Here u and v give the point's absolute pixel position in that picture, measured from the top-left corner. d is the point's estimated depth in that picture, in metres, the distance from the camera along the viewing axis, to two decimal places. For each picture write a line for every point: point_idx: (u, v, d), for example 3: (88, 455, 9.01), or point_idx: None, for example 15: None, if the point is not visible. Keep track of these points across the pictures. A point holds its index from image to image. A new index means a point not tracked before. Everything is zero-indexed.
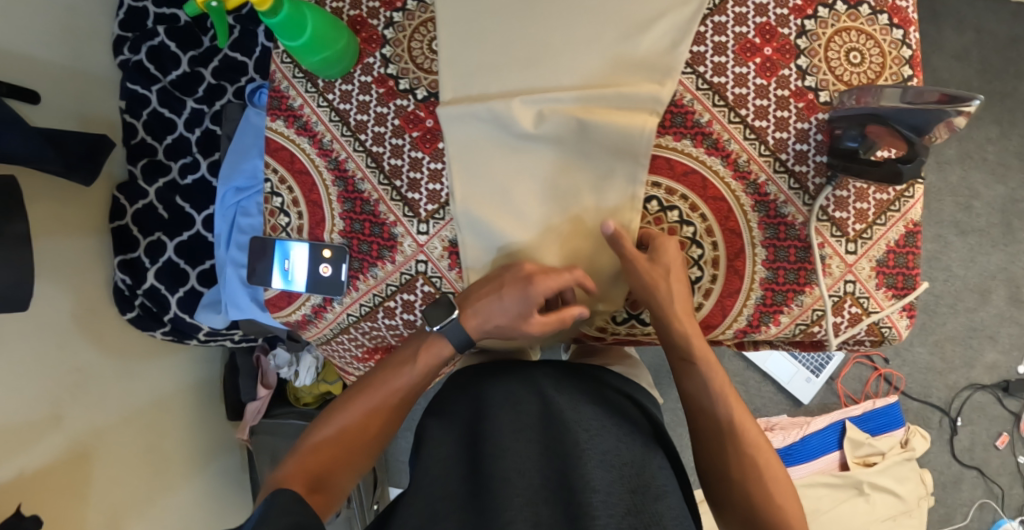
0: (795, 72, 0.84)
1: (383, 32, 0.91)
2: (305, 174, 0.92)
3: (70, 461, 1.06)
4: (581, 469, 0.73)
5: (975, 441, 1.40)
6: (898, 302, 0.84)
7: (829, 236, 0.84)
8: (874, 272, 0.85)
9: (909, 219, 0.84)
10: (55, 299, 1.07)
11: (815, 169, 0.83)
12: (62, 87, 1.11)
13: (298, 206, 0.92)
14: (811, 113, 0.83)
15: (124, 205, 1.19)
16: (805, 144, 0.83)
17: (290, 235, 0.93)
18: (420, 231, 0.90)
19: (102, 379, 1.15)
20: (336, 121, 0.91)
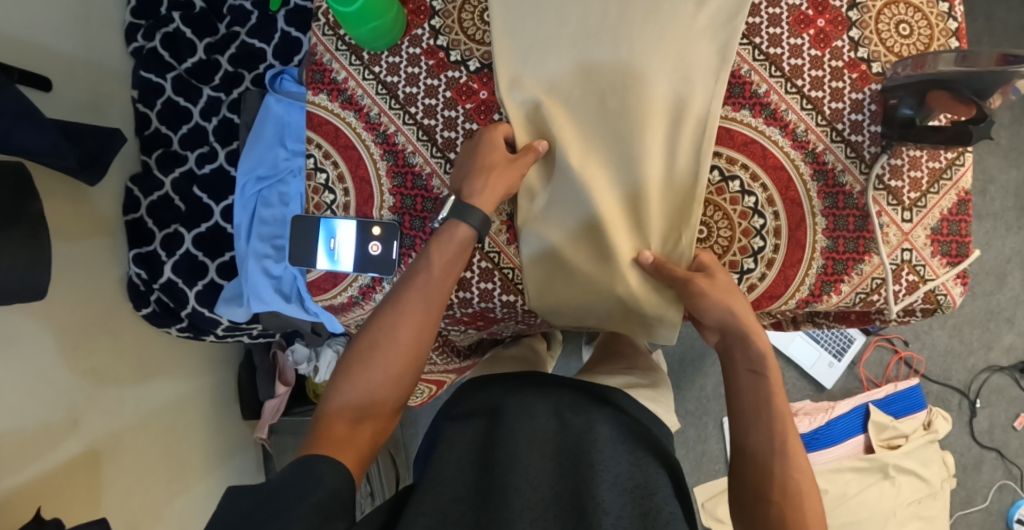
0: (847, 43, 0.85)
1: (431, 3, 0.90)
2: (351, 150, 0.89)
3: (87, 468, 1.03)
4: (594, 480, 0.74)
5: (994, 422, 1.42)
6: (953, 269, 0.84)
7: (886, 205, 0.84)
8: (929, 240, 0.85)
9: (961, 188, 0.84)
10: (71, 296, 1.04)
11: (870, 138, 0.84)
12: (76, 77, 1.09)
13: (344, 183, 0.90)
14: (864, 83, 0.84)
15: (138, 196, 1.16)
16: (861, 114, 0.84)
17: (335, 213, 0.90)
18: None
19: (118, 381, 1.12)
20: (384, 95, 0.90)
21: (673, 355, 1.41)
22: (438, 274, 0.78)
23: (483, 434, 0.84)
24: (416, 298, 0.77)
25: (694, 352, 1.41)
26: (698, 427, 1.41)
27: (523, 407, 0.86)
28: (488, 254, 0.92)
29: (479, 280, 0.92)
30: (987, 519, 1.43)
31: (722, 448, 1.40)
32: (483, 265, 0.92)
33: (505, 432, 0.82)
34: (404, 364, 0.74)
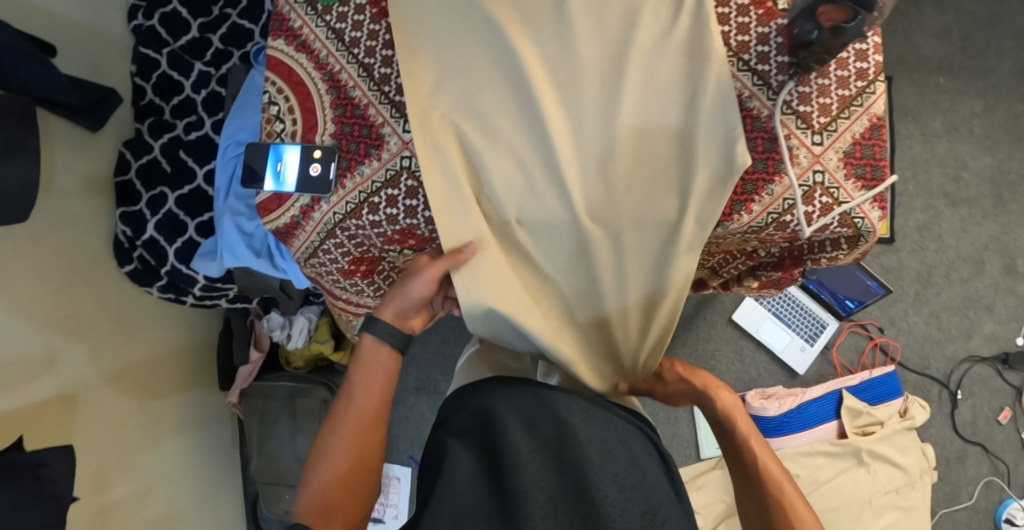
0: None
1: None
2: (301, 87, 0.86)
3: (58, 408, 1.07)
4: (588, 477, 0.74)
5: (977, 415, 1.38)
6: (869, 192, 0.79)
7: (795, 128, 0.79)
8: (842, 163, 0.79)
9: (873, 113, 0.79)
10: (57, 244, 1.11)
11: (778, 67, 0.78)
12: (77, 45, 1.18)
13: (292, 113, 0.87)
14: (771, 18, 0.78)
15: (129, 160, 1.24)
16: (767, 47, 0.78)
17: (284, 141, 0.87)
18: (407, 129, 0.83)
19: (100, 328, 1.18)
20: (332, 38, 0.86)
21: None
22: (362, 377, 0.82)
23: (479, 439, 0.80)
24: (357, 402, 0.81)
25: None
26: (669, 409, 1.39)
27: (516, 412, 0.81)
28: (416, 173, 0.84)
29: (407, 201, 0.85)
30: (973, 517, 1.37)
31: (693, 432, 1.38)
32: (411, 186, 0.84)
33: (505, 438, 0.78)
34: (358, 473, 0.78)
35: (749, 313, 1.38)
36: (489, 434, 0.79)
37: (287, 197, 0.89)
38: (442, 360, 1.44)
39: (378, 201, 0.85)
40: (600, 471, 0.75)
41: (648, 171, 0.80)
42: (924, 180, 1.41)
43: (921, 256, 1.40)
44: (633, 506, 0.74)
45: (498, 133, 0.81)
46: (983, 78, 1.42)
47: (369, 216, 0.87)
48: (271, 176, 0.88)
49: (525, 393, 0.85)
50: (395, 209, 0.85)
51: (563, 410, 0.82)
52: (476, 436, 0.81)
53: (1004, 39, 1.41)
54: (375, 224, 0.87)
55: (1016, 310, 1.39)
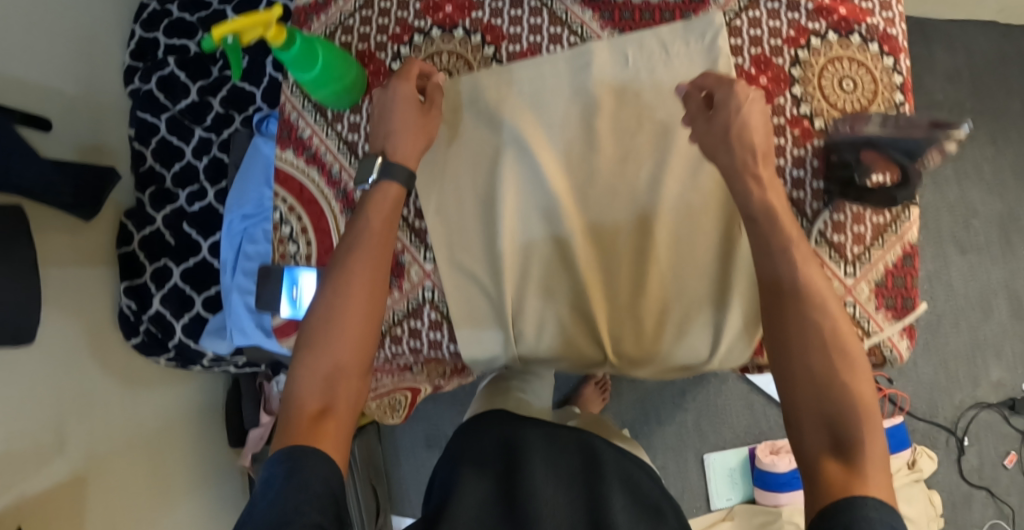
0: (789, 100, 0.79)
1: (391, 65, 0.84)
2: (315, 205, 0.85)
3: (68, 487, 1.04)
4: (607, 501, 0.72)
5: (983, 460, 1.39)
6: (899, 323, 0.77)
7: (827, 259, 0.78)
8: (874, 293, 0.78)
9: (907, 242, 0.78)
10: (61, 324, 1.09)
11: (813, 193, 0.78)
12: (72, 113, 1.14)
13: (306, 233, 0.85)
14: (806, 139, 0.78)
15: (132, 231, 1.22)
16: (802, 170, 0.78)
17: (298, 264, 0.85)
18: (428, 259, 0.83)
19: (106, 400, 1.16)
20: (344, 150, 0.84)
21: (652, 387, 1.39)
22: (378, 226, 0.75)
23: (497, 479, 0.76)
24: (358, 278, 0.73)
25: (676, 386, 1.39)
26: (679, 461, 1.39)
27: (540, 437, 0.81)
28: (440, 306, 0.82)
29: (432, 332, 0.83)
30: None
31: (703, 483, 1.38)
32: (435, 318, 0.83)
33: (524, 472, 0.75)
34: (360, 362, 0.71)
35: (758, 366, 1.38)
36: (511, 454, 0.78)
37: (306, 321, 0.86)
38: (451, 414, 1.43)
39: (400, 332, 0.83)
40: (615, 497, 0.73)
41: (682, 303, 0.78)
42: (932, 227, 1.40)
43: (930, 303, 1.40)
44: None
45: (525, 250, 0.81)
46: (993, 121, 1.40)
47: (390, 345, 0.84)
48: (287, 302, 0.85)
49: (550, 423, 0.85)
50: (419, 341, 0.83)
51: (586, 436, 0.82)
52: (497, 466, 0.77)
53: (1014, 81, 1.40)
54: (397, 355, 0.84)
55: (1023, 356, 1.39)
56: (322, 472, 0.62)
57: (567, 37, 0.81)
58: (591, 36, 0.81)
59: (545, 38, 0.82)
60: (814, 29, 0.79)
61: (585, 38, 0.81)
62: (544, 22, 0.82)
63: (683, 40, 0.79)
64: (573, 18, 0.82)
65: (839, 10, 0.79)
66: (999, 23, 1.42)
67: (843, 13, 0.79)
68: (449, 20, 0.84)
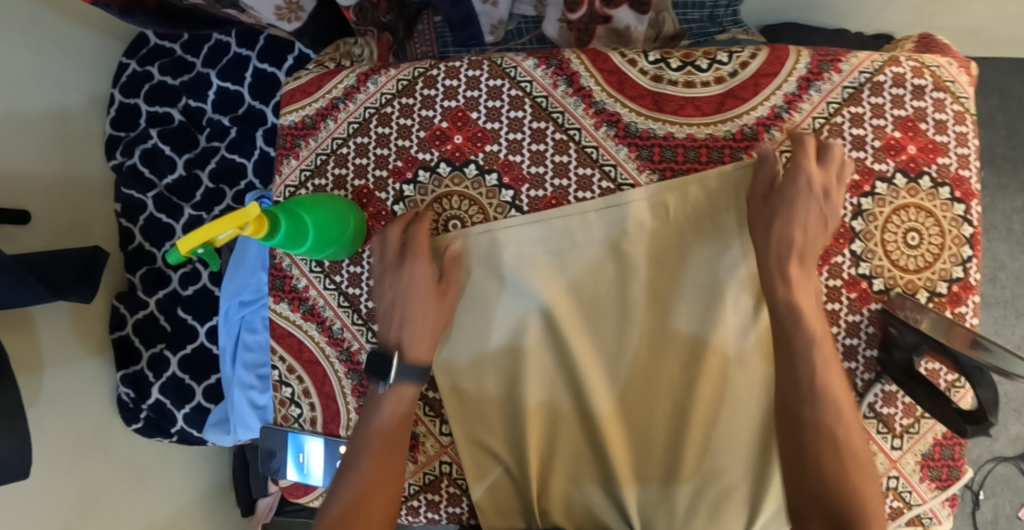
0: (848, 259, 0.78)
1: (393, 207, 0.83)
2: (316, 365, 0.82)
3: None
4: None
5: (998, 513, 1.38)
6: (942, 495, 0.77)
7: (874, 433, 0.77)
8: (919, 465, 0.77)
9: None
10: (58, 426, 1.05)
11: (865, 362, 0.78)
12: (56, 202, 1.06)
13: (309, 397, 0.83)
14: (863, 303, 0.78)
15: (124, 314, 1.14)
16: (856, 338, 0.78)
17: (302, 426, 0.84)
18: (443, 430, 0.83)
19: (113, 493, 1.12)
20: (345, 306, 0.82)
21: None
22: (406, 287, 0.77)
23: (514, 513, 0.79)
24: (394, 408, 0.75)
25: None
26: None
27: None
28: (457, 479, 0.83)
29: (448, 504, 0.83)
30: None
31: None
32: (452, 490, 0.83)
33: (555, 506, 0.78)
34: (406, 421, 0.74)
35: None
36: None
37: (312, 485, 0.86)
38: None
39: (417, 504, 0.83)
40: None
41: (720, 477, 0.76)
42: None
43: None
44: None
45: (551, 423, 0.80)
46: None
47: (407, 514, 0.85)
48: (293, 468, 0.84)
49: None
50: (436, 512, 0.83)
51: None
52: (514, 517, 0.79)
53: None
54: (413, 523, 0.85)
55: None
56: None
57: (598, 180, 0.79)
58: (627, 180, 0.79)
59: (572, 182, 0.80)
60: (880, 175, 0.77)
61: (618, 183, 0.79)
62: (571, 162, 0.80)
63: (732, 191, 0.77)
64: (604, 156, 0.80)
65: (908, 147, 0.77)
66: None
67: (912, 151, 0.77)
68: (459, 153, 0.82)
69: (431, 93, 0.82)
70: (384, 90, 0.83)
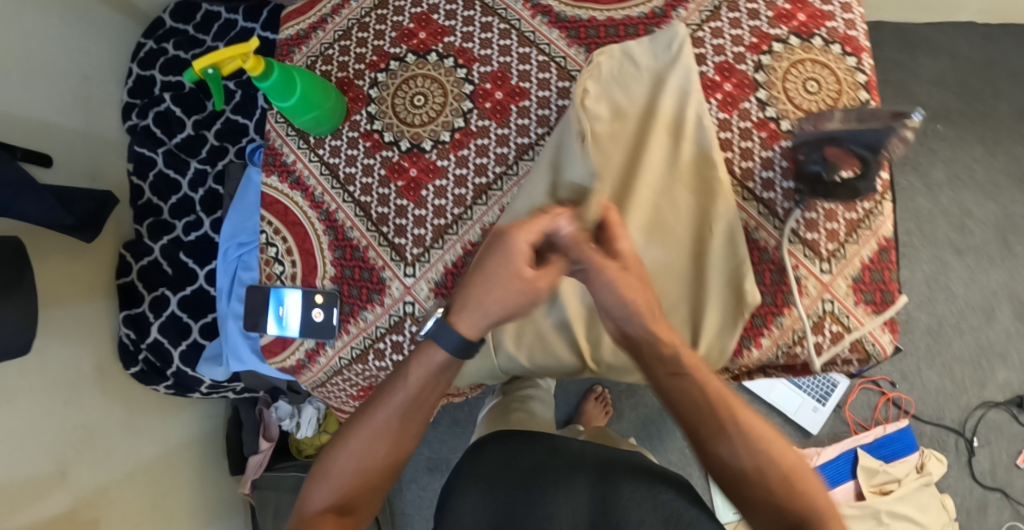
0: (755, 104, 0.85)
1: (369, 91, 0.88)
2: (299, 227, 0.85)
3: (71, 518, 1.07)
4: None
5: (995, 462, 1.37)
6: (878, 317, 0.81)
7: (803, 257, 0.82)
8: (852, 289, 0.82)
9: (881, 236, 0.82)
10: (61, 357, 1.11)
11: (784, 193, 0.83)
12: (75, 153, 1.16)
13: (292, 255, 0.85)
14: (774, 141, 0.84)
15: (130, 262, 1.21)
16: (771, 172, 0.83)
17: (284, 283, 0.84)
18: (407, 273, 0.83)
19: (108, 434, 1.18)
20: (327, 174, 0.85)
21: (653, 406, 1.39)
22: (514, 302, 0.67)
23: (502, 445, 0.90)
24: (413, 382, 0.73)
25: None
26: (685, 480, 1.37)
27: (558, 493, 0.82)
28: (419, 318, 0.82)
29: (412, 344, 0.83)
30: None
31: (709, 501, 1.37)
32: (415, 331, 0.82)
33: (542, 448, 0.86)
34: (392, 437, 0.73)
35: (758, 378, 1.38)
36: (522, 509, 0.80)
37: (292, 339, 0.85)
38: (453, 439, 1.43)
39: (383, 346, 0.83)
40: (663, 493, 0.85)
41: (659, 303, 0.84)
42: (929, 230, 1.38)
43: (931, 306, 1.38)
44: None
45: None
46: (981, 122, 1.39)
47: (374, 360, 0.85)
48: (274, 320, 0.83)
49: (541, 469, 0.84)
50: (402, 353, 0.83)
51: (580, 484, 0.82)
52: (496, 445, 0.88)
53: (1000, 82, 1.40)
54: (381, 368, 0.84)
55: None
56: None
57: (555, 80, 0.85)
58: (560, 55, 0.87)
59: (514, 59, 0.87)
60: (776, 36, 0.86)
61: (552, 57, 0.87)
62: (514, 44, 0.87)
63: (647, 52, 0.84)
64: (540, 38, 0.88)
65: (798, 16, 0.87)
66: (979, 26, 1.42)
67: (802, 19, 0.87)
68: (423, 46, 0.89)
69: (402, 3, 0.91)
70: (364, 5, 0.92)
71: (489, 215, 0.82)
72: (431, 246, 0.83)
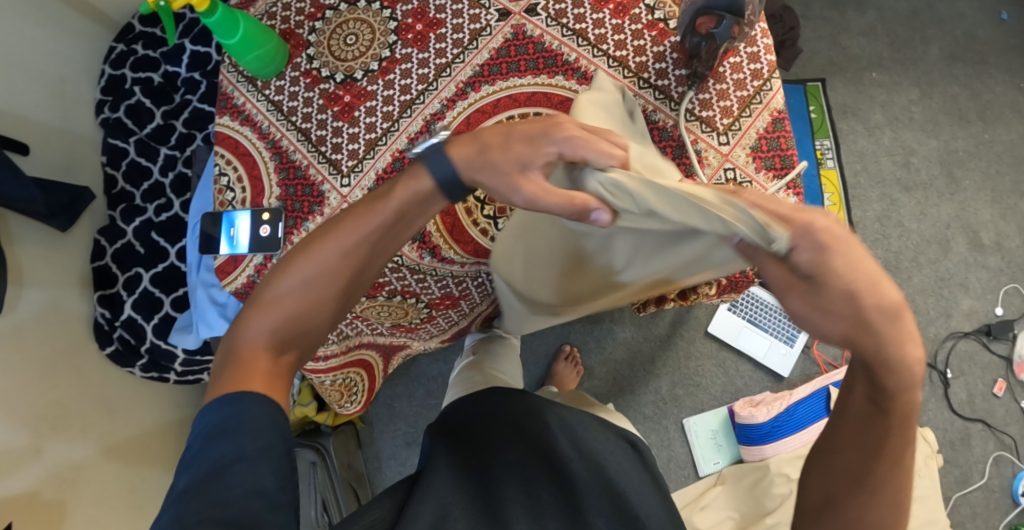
0: (644, 10, 0.85)
1: (308, 37, 0.91)
2: (248, 156, 0.88)
3: (47, 494, 1.05)
4: (576, 488, 0.74)
5: (972, 392, 1.36)
6: (780, 180, 0.79)
7: (700, 133, 0.81)
8: (751, 158, 0.80)
9: (774, 108, 0.81)
10: (41, 335, 1.12)
11: (677, 80, 0.83)
12: (50, 147, 1.22)
13: (242, 182, 0.88)
14: (663, 38, 0.83)
15: (105, 246, 1.26)
16: (664, 63, 0.83)
17: (235, 209, 0.87)
18: (343, 184, 0.86)
19: (84, 415, 1.17)
20: (272, 110, 0.89)
21: (622, 361, 1.40)
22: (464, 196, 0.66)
23: (444, 436, 0.81)
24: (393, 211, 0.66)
25: (643, 355, 1.40)
26: (661, 432, 1.38)
27: (537, 447, 0.78)
28: None
29: None
30: (991, 498, 1.33)
31: (687, 451, 1.37)
32: None
33: (491, 442, 0.79)
34: (348, 277, 0.67)
35: (724, 324, 1.40)
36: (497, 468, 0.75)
37: (243, 258, 0.86)
38: (428, 412, 1.44)
39: None
40: (613, 464, 0.78)
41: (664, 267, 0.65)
42: (875, 170, 1.42)
43: (886, 242, 1.40)
44: (610, 500, 0.73)
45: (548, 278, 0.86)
46: (914, 66, 1.45)
47: None
48: (226, 242, 0.86)
49: (528, 423, 0.81)
50: None
51: (565, 442, 0.79)
52: (440, 442, 0.79)
53: (927, 28, 1.46)
54: None
55: (989, 283, 1.39)
56: (261, 469, 0.58)
57: (468, 10, 0.87)
58: None
59: None
60: None
61: None
62: None
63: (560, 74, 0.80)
64: None
65: None
66: None
67: None
68: None
69: None
70: None
71: (415, 124, 0.85)
72: (363, 157, 0.86)
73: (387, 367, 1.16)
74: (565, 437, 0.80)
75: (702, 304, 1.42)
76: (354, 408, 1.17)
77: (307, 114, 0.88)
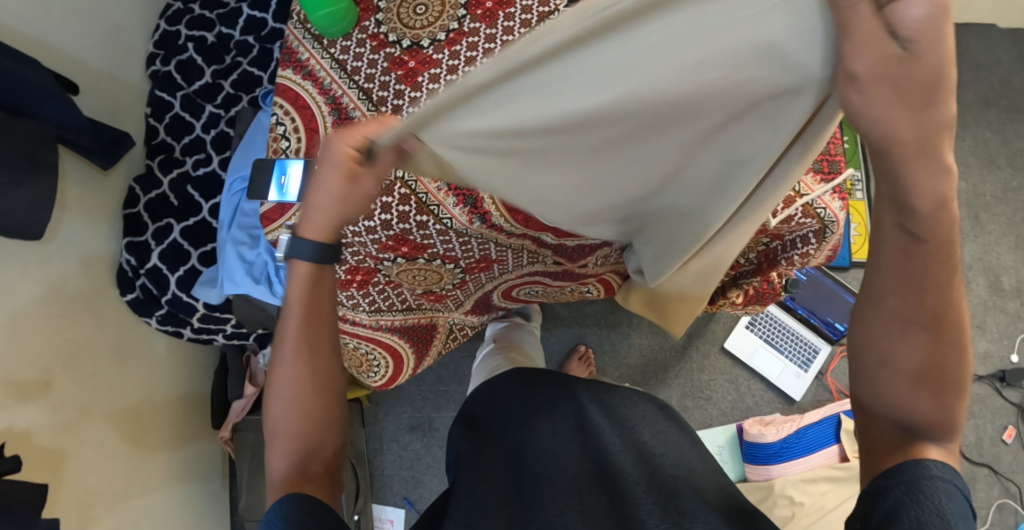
0: None
1: (378, 3, 0.92)
2: (307, 109, 0.91)
3: (49, 432, 1.04)
4: (610, 456, 0.70)
5: (981, 435, 1.36)
6: (827, 183, 0.81)
7: None
8: None
9: None
10: (66, 272, 1.12)
11: None
12: (97, 90, 1.24)
13: (298, 132, 0.91)
14: None
15: (139, 194, 1.28)
16: None
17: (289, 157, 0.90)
18: None
19: (98, 357, 1.16)
20: (336, 68, 0.91)
21: (635, 367, 1.41)
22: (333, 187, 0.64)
23: (473, 437, 0.80)
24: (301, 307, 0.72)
25: (657, 364, 1.41)
26: None
27: (562, 424, 0.75)
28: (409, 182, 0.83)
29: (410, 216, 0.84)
30: None
31: None
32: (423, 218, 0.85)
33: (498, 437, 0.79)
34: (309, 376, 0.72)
35: (740, 341, 1.39)
36: (514, 450, 0.74)
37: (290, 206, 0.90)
38: (436, 397, 1.43)
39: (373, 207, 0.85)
40: (645, 430, 0.75)
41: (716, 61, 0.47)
42: None
43: None
44: (651, 466, 0.69)
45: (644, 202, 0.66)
46: None
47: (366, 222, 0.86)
48: (276, 188, 0.89)
49: (548, 403, 0.79)
50: (407, 223, 0.85)
51: (593, 413, 0.77)
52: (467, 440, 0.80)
53: (963, 72, 1.49)
54: (370, 231, 0.86)
55: (1007, 328, 1.40)
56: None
57: None
58: None
59: None
60: None
61: None
62: None
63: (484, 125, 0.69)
64: None
65: None
66: None
67: None
68: None
69: None
70: None
71: None
72: None
73: (416, 363, 1.16)
74: (596, 408, 0.78)
75: (720, 318, 1.42)
76: (375, 383, 1.16)
77: (371, 74, 0.89)
